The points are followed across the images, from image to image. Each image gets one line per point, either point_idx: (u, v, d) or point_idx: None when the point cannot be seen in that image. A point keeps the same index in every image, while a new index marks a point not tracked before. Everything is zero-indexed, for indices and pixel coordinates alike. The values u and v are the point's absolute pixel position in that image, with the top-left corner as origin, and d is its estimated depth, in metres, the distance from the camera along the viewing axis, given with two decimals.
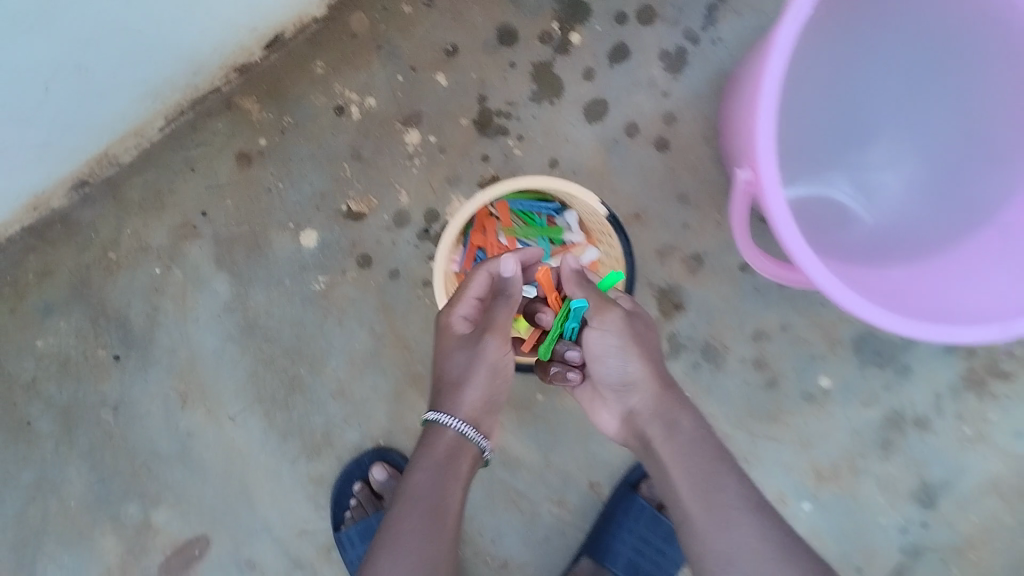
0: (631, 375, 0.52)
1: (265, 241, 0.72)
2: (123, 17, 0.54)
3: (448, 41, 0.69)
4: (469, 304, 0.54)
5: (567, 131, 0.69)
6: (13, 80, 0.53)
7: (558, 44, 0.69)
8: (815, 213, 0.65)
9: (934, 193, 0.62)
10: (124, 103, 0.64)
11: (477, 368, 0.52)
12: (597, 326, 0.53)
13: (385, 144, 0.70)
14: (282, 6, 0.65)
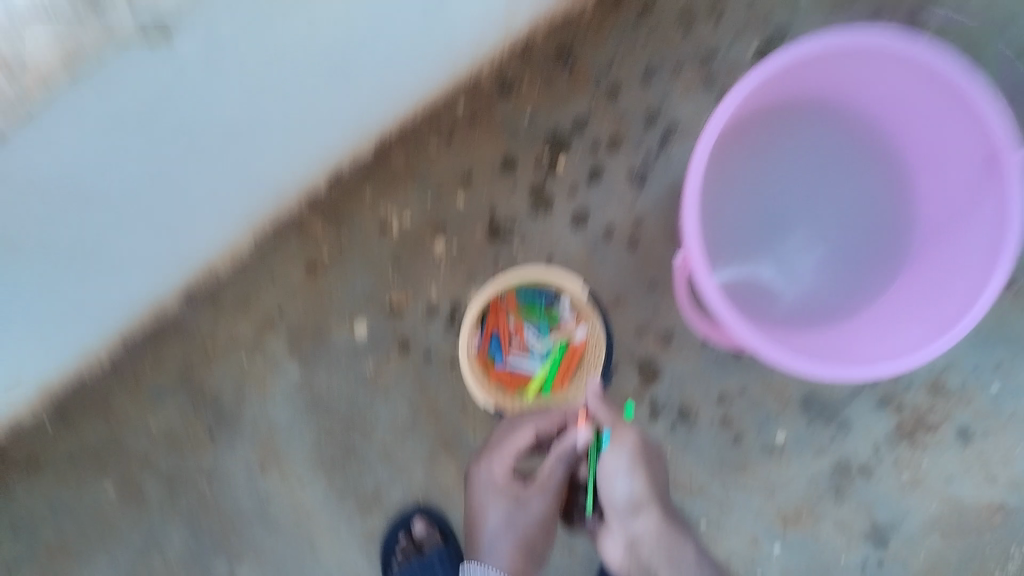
0: (632, 499, 0.70)
1: (328, 332, 0.91)
2: (269, 178, 0.77)
3: (464, 169, 0.91)
4: (512, 455, 0.77)
5: (559, 236, 0.91)
6: (198, 227, 0.75)
7: (548, 168, 0.90)
8: (749, 289, 0.81)
9: (843, 272, 0.80)
10: (234, 229, 0.84)
11: (513, 519, 0.75)
12: (614, 452, 0.70)
13: (419, 250, 0.91)
14: (345, 148, 0.86)
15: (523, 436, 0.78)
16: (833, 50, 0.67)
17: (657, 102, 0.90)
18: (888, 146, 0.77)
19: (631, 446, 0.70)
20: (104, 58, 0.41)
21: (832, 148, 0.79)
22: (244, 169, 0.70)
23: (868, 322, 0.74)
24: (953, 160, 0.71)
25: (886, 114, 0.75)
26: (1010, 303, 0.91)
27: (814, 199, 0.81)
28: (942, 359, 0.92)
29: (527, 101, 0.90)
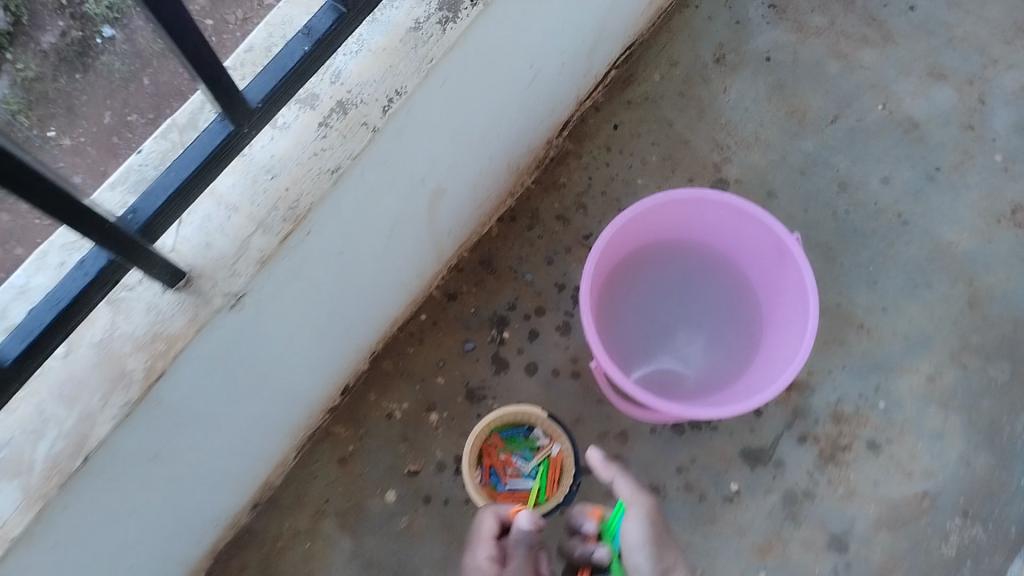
0: (657, 568, 0.81)
1: (366, 505, 1.16)
2: (309, 397, 1.06)
3: (438, 358, 1.22)
4: (490, 540, 0.91)
5: (520, 383, 1.21)
6: (269, 445, 1.03)
7: (498, 339, 1.23)
8: (663, 379, 1.10)
9: (722, 349, 1.10)
10: (284, 445, 1.11)
11: None
12: (631, 515, 0.85)
13: (420, 424, 1.19)
14: (352, 366, 1.17)
15: (488, 521, 0.93)
16: (645, 209, 1.02)
17: (561, 277, 1.26)
18: (722, 258, 1.12)
19: (643, 510, 0.85)
20: (250, 319, 0.74)
21: (687, 270, 1.14)
22: (295, 390, 0.98)
23: (747, 376, 1.04)
24: (755, 254, 1.07)
25: (710, 238, 1.10)
26: (864, 337, 1.21)
27: (686, 307, 1.14)
28: (832, 393, 1.19)
29: (470, 300, 1.25)
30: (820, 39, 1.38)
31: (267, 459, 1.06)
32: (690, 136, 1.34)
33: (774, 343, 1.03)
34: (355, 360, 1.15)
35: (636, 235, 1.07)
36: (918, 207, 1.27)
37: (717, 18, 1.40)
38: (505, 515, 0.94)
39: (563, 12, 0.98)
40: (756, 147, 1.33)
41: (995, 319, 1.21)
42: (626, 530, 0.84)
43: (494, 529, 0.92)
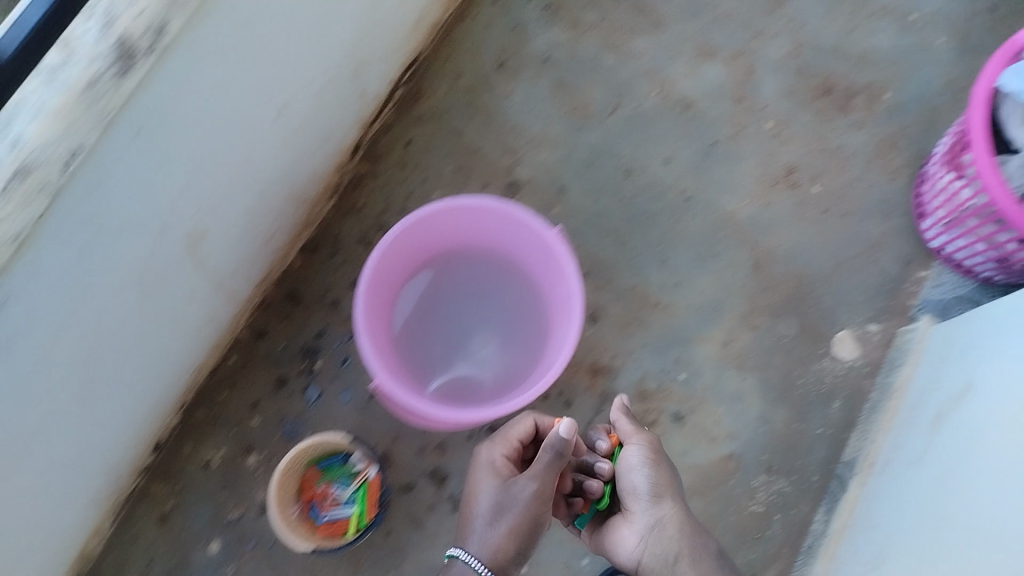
0: (652, 489, 0.96)
1: (190, 559, 1.16)
2: (95, 463, 1.04)
3: (252, 399, 1.22)
4: (512, 441, 1.04)
5: (335, 411, 1.22)
6: (55, 513, 1.01)
7: (311, 371, 1.23)
8: (462, 386, 1.13)
9: (515, 347, 1.14)
10: (87, 515, 1.10)
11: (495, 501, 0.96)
12: (632, 446, 0.99)
13: (238, 469, 1.19)
14: (154, 422, 1.15)
15: (523, 425, 1.05)
16: (416, 222, 1.03)
17: None
18: (504, 257, 1.15)
19: (643, 447, 0.98)
20: None
21: (473, 274, 1.16)
22: (68, 456, 0.97)
23: (536, 372, 1.08)
24: (529, 252, 1.10)
25: (488, 241, 1.13)
26: (660, 314, 1.26)
27: (478, 309, 1.16)
28: (636, 372, 1.24)
29: (279, 337, 1.25)
30: (595, 32, 1.40)
31: (63, 532, 1.05)
32: (479, 143, 1.35)
33: (557, 338, 1.07)
34: (154, 416, 1.14)
35: (412, 250, 1.08)
36: (698, 183, 1.34)
37: (496, 23, 1.40)
38: (539, 422, 1.05)
39: (288, 44, 0.96)
40: (544, 146, 1.35)
41: (779, 278, 1.29)
42: (625, 456, 0.98)
43: (523, 432, 1.04)
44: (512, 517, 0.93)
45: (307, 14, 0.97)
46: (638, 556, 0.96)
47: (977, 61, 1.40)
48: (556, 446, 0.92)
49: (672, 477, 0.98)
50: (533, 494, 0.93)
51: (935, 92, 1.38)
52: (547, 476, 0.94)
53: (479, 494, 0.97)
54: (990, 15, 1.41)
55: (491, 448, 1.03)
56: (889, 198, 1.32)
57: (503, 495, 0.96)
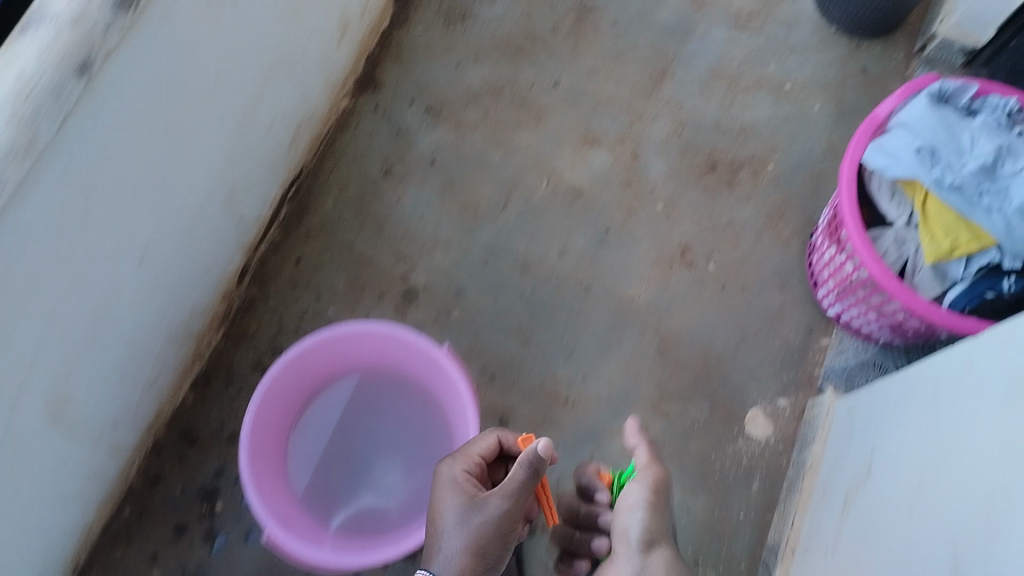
0: (642, 535, 0.88)
1: None
2: None
3: (150, 552, 1.15)
4: (473, 457, 0.96)
5: (240, 554, 1.15)
6: None
7: (212, 514, 1.17)
8: (368, 517, 1.08)
9: (418, 468, 1.10)
10: None
11: (466, 520, 0.89)
12: (637, 481, 0.93)
13: None
14: None
15: (484, 441, 0.97)
16: (298, 356, 1.01)
17: None
18: (396, 376, 1.12)
19: (649, 479, 0.92)
20: None
21: (367, 396, 1.13)
22: None
23: None
24: (420, 370, 1.08)
25: (377, 362, 1.11)
26: (570, 411, 1.24)
27: (377, 433, 1.13)
28: (552, 474, 1.21)
29: (176, 480, 1.18)
30: (479, 131, 1.40)
31: None
32: (370, 254, 1.32)
33: None
34: None
35: (297, 382, 1.05)
36: (597, 271, 1.32)
37: (378, 131, 1.39)
38: (507, 439, 0.99)
39: (136, 194, 0.90)
40: (438, 250, 1.33)
41: (685, 360, 1.28)
42: (626, 495, 0.92)
43: (485, 447, 0.97)
44: (474, 534, 0.88)
45: (153, 159, 0.90)
46: None
47: (855, 121, 1.43)
48: (532, 465, 0.86)
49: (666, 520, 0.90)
50: (505, 513, 0.88)
51: (818, 157, 1.40)
52: (519, 494, 0.87)
53: (443, 510, 0.90)
54: (861, 75, 1.46)
55: (453, 464, 0.95)
56: (784, 270, 1.33)
57: (471, 516, 0.89)
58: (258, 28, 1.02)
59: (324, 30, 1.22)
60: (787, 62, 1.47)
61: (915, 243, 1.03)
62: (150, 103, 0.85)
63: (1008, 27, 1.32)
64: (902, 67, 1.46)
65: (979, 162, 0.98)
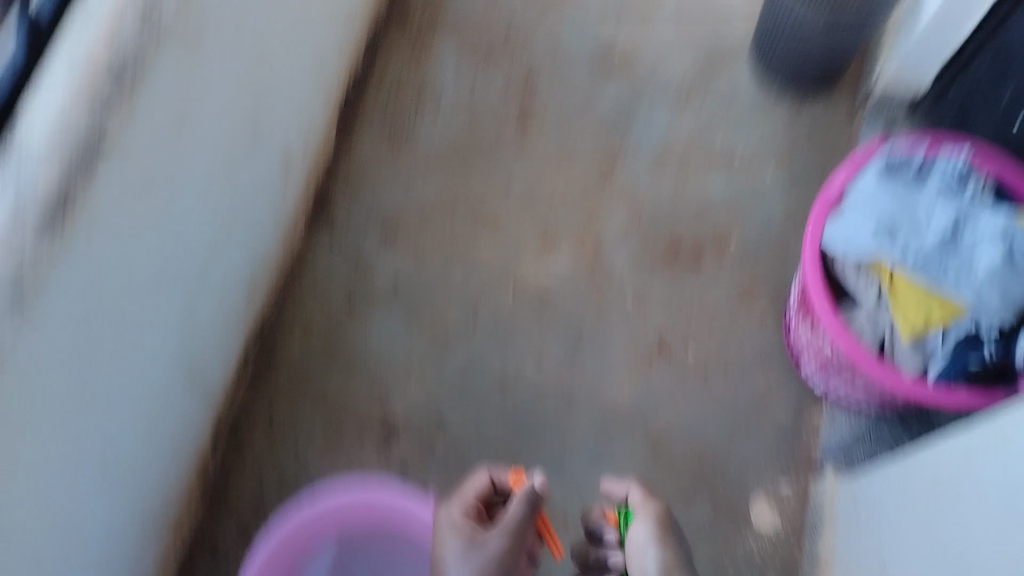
0: (660, 567, 0.89)
1: None
2: None
3: None
4: (471, 498, 1.03)
5: None
6: None
7: None
8: None
9: None
10: None
11: (462, 557, 0.95)
12: (642, 522, 0.95)
13: None
14: None
15: (478, 480, 1.05)
16: (316, 512, 1.04)
17: None
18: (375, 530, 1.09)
19: (652, 516, 0.95)
20: None
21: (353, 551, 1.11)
22: None
23: None
24: (399, 520, 1.06)
25: (347, 523, 1.07)
26: (570, 529, 1.23)
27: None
28: None
29: None
30: (437, 249, 1.37)
31: None
32: (343, 397, 1.30)
33: None
34: None
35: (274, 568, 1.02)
36: (577, 379, 1.30)
37: (335, 265, 1.36)
38: (504, 481, 1.06)
39: (91, 411, 0.86)
40: (414, 382, 1.30)
41: (679, 459, 1.25)
42: (632, 533, 0.95)
43: (480, 488, 1.04)
44: (480, 569, 0.94)
45: (110, 368, 0.88)
46: None
47: (810, 183, 1.43)
48: (529, 503, 0.96)
49: (680, 547, 0.93)
50: (501, 548, 0.95)
51: (779, 226, 1.40)
52: (516, 532, 0.95)
53: (446, 549, 0.96)
54: (810, 135, 1.45)
55: (450, 508, 1.02)
56: (765, 349, 1.31)
57: (471, 554, 0.95)
58: (202, 202, 1.00)
59: (265, 177, 1.18)
60: (736, 131, 1.46)
61: (889, 321, 1.00)
62: (95, 324, 0.82)
63: (946, 73, 1.35)
64: (848, 120, 1.47)
65: (940, 236, 0.97)
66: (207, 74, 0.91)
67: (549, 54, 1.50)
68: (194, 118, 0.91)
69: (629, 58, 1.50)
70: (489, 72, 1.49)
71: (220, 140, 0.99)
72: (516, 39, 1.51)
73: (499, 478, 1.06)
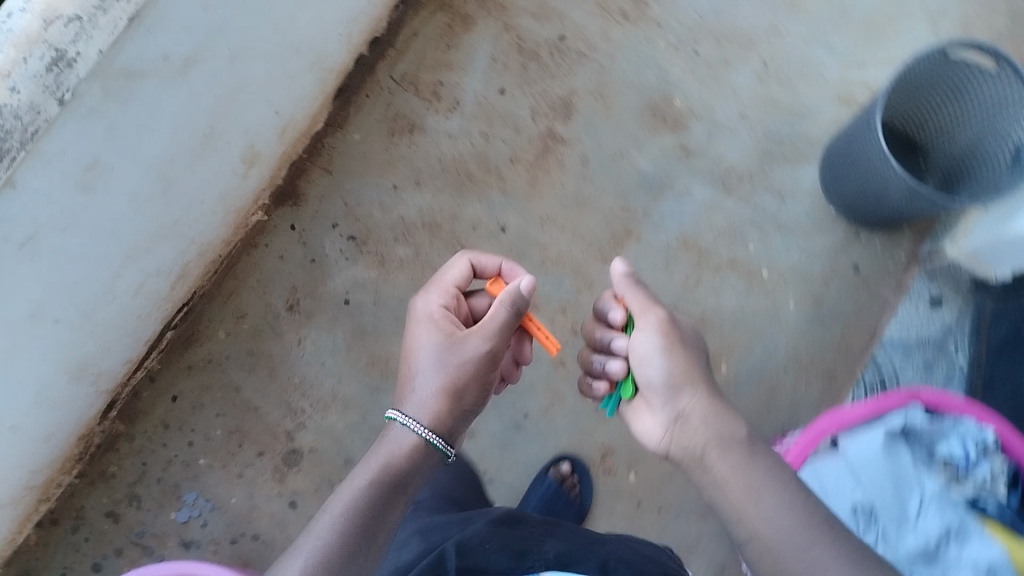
0: (667, 381, 0.85)
1: None
2: None
3: None
4: (448, 290, 0.95)
5: None
6: None
7: None
8: None
9: None
10: None
11: (439, 359, 0.85)
12: (644, 328, 0.88)
13: None
14: None
15: (456, 269, 0.97)
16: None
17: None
18: None
19: (656, 325, 0.88)
20: None
21: None
22: None
23: None
24: None
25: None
26: None
27: None
28: None
29: None
30: (406, 272, 1.25)
31: None
32: (259, 402, 1.19)
33: None
34: None
35: None
36: (502, 462, 1.21)
37: (291, 254, 1.24)
38: (489, 261, 0.99)
39: None
40: (334, 408, 1.20)
41: None
42: (638, 342, 0.87)
43: (464, 271, 0.97)
44: (456, 373, 0.84)
45: None
46: (664, 446, 0.86)
47: (833, 325, 1.27)
48: (514, 304, 0.86)
49: (691, 357, 0.87)
50: (483, 351, 0.85)
51: (777, 366, 1.26)
52: (498, 336, 0.86)
53: (422, 348, 0.87)
54: (851, 275, 1.29)
55: (431, 296, 0.94)
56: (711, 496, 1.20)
57: (448, 355, 0.85)
58: (127, 219, 0.92)
59: (223, 171, 1.07)
60: (769, 243, 1.30)
61: None
62: None
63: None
64: (899, 271, 1.29)
65: (917, 548, 0.88)
66: (142, 101, 0.82)
67: (597, 84, 1.33)
68: (117, 150, 0.83)
69: (682, 120, 1.33)
70: (526, 86, 1.32)
71: (159, 155, 0.91)
72: (565, 54, 1.34)
73: (476, 262, 0.98)
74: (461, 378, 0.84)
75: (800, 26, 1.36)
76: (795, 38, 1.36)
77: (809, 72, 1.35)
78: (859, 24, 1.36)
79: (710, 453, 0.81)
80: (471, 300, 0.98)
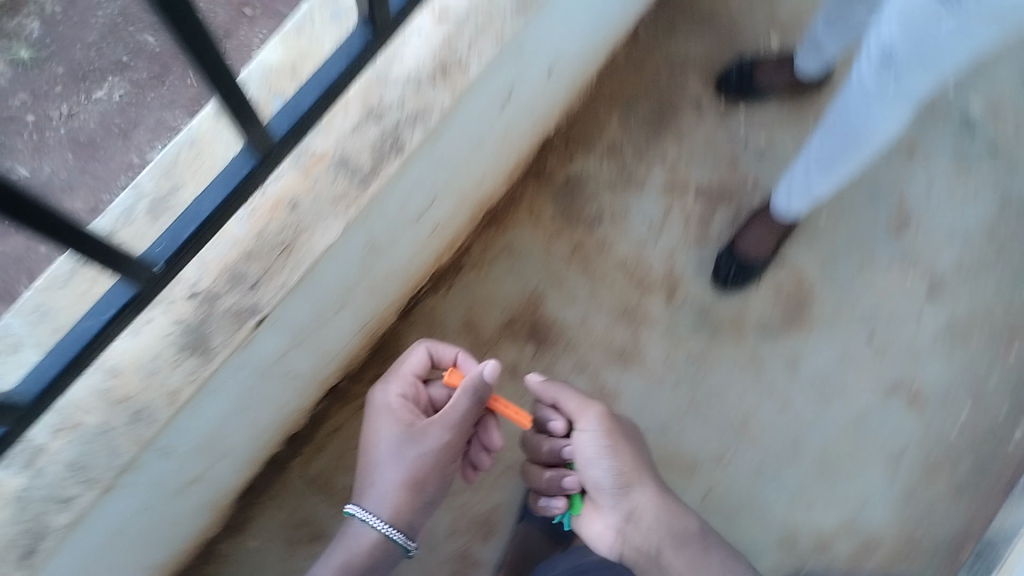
0: (618, 483, 0.92)
1: None
2: None
3: None
4: (406, 377, 0.96)
5: None
6: None
7: None
8: None
9: None
10: None
11: (401, 450, 0.90)
12: (583, 430, 0.93)
13: None
14: None
15: (415, 356, 0.96)
16: None
17: None
18: None
19: (598, 425, 0.93)
20: None
21: None
22: None
23: None
24: None
25: None
26: None
27: None
28: None
29: None
30: None
31: None
32: None
33: None
34: None
35: None
36: None
37: None
38: (436, 349, 0.97)
39: None
40: None
41: None
42: (581, 446, 0.93)
43: (420, 357, 0.96)
44: (415, 467, 0.89)
45: None
46: (619, 551, 0.95)
47: None
48: (477, 392, 0.88)
49: (636, 454, 0.94)
50: (443, 442, 0.90)
51: None
52: (457, 427, 0.90)
53: (380, 441, 0.91)
54: None
55: (388, 388, 0.96)
56: None
57: (409, 446, 0.90)
58: None
59: None
60: None
61: None
62: None
63: None
64: None
65: None
66: None
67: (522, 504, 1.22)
68: None
69: None
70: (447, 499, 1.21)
71: None
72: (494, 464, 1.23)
73: (433, 351, 0.97)
74: (423, 468, 0.90)
75: (750, 457, 1.24)
76: (742, 467, 1.24)
77: (754, 509, 1.22)
78: (811, 457, 1.25)
79: (664, 549, 0.91)
80: (429, 390, 0.98)
